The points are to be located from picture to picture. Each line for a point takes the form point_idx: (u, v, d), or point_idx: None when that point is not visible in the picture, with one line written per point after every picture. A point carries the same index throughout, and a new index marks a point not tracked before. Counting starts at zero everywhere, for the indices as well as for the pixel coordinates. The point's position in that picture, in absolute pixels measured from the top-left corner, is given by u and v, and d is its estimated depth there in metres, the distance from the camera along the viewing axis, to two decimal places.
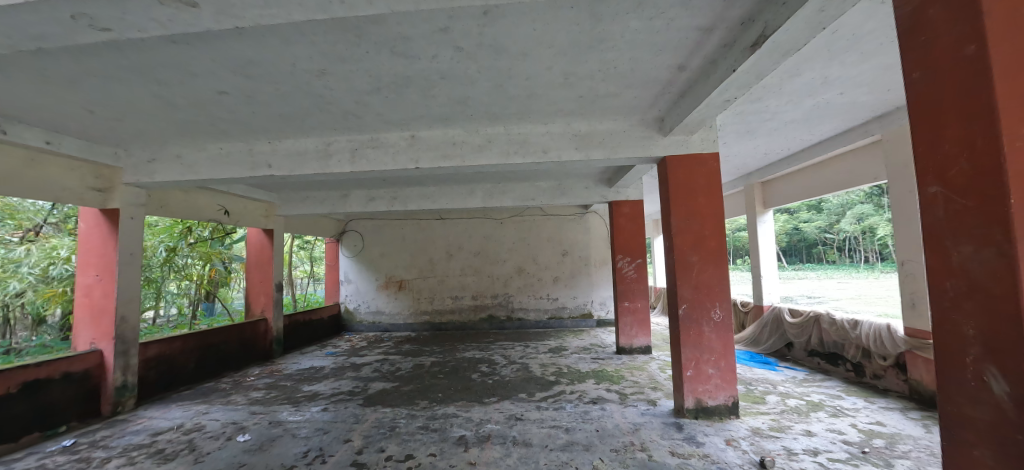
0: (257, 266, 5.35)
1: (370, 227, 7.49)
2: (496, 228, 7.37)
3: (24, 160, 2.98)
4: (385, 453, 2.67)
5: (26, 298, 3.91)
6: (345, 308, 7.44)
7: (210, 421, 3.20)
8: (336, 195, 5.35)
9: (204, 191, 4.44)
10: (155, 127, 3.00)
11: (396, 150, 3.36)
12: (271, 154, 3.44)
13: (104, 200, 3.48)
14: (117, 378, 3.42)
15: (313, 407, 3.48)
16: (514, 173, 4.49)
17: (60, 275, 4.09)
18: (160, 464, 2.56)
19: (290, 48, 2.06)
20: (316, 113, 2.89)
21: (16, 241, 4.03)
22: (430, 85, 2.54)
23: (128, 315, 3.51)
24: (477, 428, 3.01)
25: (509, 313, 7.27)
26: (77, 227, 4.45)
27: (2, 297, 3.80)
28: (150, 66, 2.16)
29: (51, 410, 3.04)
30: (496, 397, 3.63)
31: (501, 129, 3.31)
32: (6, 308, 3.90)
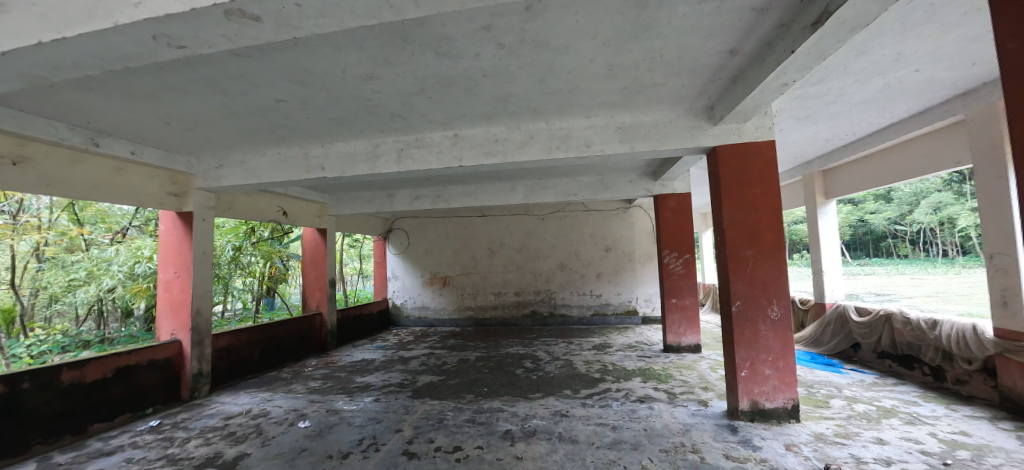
0: (312, 264, 5.66)
1: (415, 225, 7.72)
2: (538, 225, 7.36)
3: (113, 170, 3.33)
4: (434, 444, 2.76)
5: (117, 293, 4.36)
6: (393, 303, 7.73)
7: (274, 408, 3.44)
8: (383, 195, 5.56)
9: (266, 194, 4.76)
10: (222, 136, 3.24)
11: (440, 149, 3.43)
12: (324, 157, 3.62)
13: (180, 203, 3.81)
14: (194, 366, 3.75)
15: (366, 397, 3.65)
16: (556, 169, 4.46)
17: (144, 273, 4.51)
18: (233, 445, 2.79)
19: (341, 55, 2.15)
20: (365, 116, 3.01)
21: (108, 242, 4.53)
22: (473, 84, 2.56)
23: (202, 308, 3.83)
24: (523, 423, 3.03)
25: (552, 309, 7.24)
26: (157, 229, 4.96)
27: (98, 292, 4.26)
28: (218, 78, 2.32)
29: (140, 393, 3.38)
30: (541, 393, 3.64)
31: (544, 124, 3.29)
32: (101, 302, 4.37)
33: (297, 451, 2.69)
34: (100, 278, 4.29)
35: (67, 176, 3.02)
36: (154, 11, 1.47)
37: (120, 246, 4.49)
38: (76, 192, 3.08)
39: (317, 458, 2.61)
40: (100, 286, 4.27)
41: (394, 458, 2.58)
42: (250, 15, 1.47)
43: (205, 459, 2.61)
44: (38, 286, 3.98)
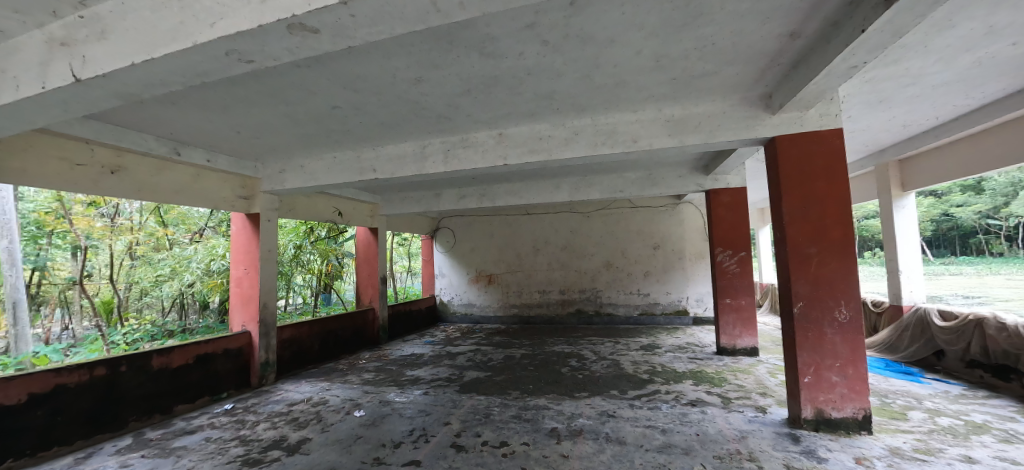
0: (364, 261, 5.94)
1: (461, 224, 7.89)
2: (583, 222, 7.27)
3: (193, 176, 3.66)
4: (481, 438, 2.81)
5: (196, 288, 4.68)
6: (440, 299, 7.95)
7: (332, 397, 3.66)
8: (431, 194, 5.72)
9: (323, 196, 5.05)
10: (284, 142, 3.47)
11: (485, 148, 3.47)
12: (376, 159, 3.78)
13: (248, 206, 4.12)
14: (261, 356, 4.06)
15: (416, 390, 3.79)
16: (601, 165, 4.40)
17: (219, 269, 4.80)
18: (296, 430, 3.00)
19: (390, 60, 2.22)
20: (413, 119, 3.10)
21: (188, 242, 4.97)
22: (517, 82, 2.57)
23: (268, 303, 4.14)
24: (569, 422, 3.02)
25: (597, 308, 7.14)
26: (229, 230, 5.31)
27: (180, 287, 4.62)
28: (279, 89, 2.48)
29: (217, 379, 3.72)
30: (587, 393, 3.61)
31: (589, 120, 3.23)
32: (183, 295, 4.76)
33: (353, 438, 2.85)
34: (182, 274, 4.64)
35: (154, 181, 3.35)
36: (226, 30, 1.59)
37: (199, 246, 4.84)
38: (162, 197, 3.41)
39: (371, 446, 2.74)
40: (182, 281, 4.62)
41: (443, 450, 2.66)
42: (310, 27, 1.55)
43: (272, 441, 2.83)
44: (132, 280, 4.55)
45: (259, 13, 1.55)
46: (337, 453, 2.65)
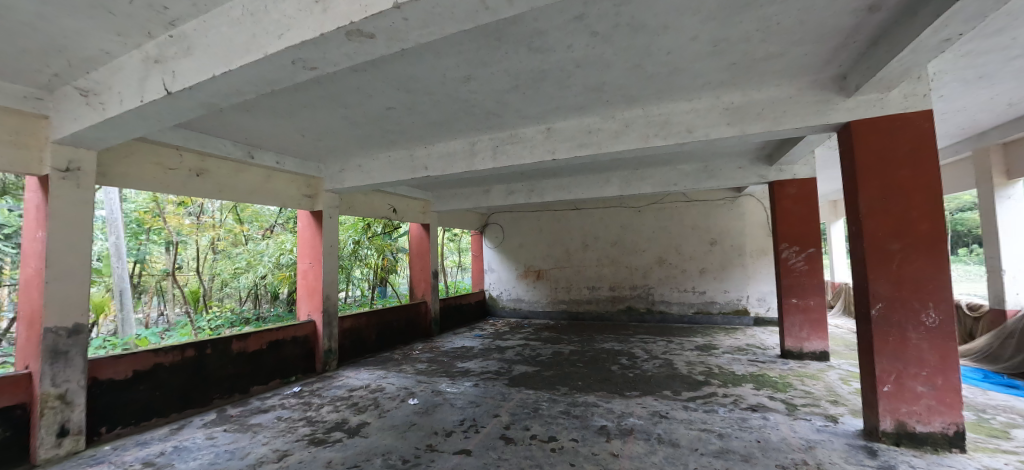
0: (417, 256, 6.17)
1: (509, 220, 7.98)
2: (634, 217, 7.07)
3: (265, 176, 3.96)
4: (530, 432, 2.84)
5: (268, 279, 5.03)
6: (489, 294, 8.11)
7: (388, 384, 3.85)
8: (480, 191, 5.82)
9: (379, 193, 5.28)
10: (344, 144, 3.68)
11: (533, 144, 3.46)
12: (428, 157, 3.90)
13: (312, 204, 4.41)
14: (325, 344, 4.36)
15: (466, 381, 3.90)
16: (654, 158, 4.25)
17: (287, 262, 5.12)
18: (356, 414, 3.20)
19: (441, 60, 2.27)
20: (463, 116, 3.16)
21: (261, 237, 5.36)
22: (566, 76, 2.53)
23: (330, 294, 4.43)
24: (620, 420, 2.98)
25: (649, 306, 6.94)
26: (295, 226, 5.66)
27: (256, 279, 4.98)
28: (339, 93, 2.62)
29: (287, 364, 4.03)
30: (638, 392, 3.53)
31: (640, 111, 3.13)
32: (258, 286, 5.15)
33: (408, 425, 2.98)
34: (256, 267, 4.99)
35: (232, 182, 3.67)
36: (292, 41, 1.70)
37: (270, 241, 5.15)
38: (239, 196, 3.73)
39: (425, 433, 2.86)
40: (256, 274, 4.97)
41: (492, 441, 2.72)
42: (367, 32, 1.62)
43: (335, 423, 3.03)
44: (214, 273, 5.02)
45: (320, 23, 1.64)
46: (393, 438, 2.79)
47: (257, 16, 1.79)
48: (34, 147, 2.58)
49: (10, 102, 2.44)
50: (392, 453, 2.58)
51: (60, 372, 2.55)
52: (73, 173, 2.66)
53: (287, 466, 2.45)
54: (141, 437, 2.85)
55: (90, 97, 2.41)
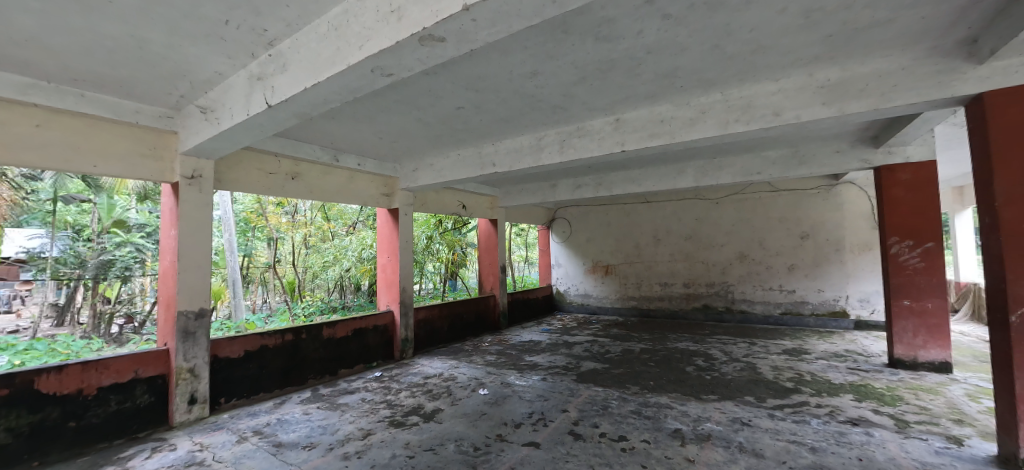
0: (485, 251, 6.32)
1: (576, 214, 7.92)
2: (711, 210, 6.63)
3: (349, 177, 4.30)
4: (599, 430, 2.80)
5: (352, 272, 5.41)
6: (556, 289, 8.12)
7: (460, 374, 4.01)
8: (547, 186, 5.83)
9: (449, 191, 5.49)
10: (419, 144, 3.88)
11: (601, 136, 3.39)
12: (496, 154, 3.98)
13: (389, 202, 4.71)
14: (402, 333, 4.65)
15: (534, 375, 3.94)
16: (735, 145, 3.97)
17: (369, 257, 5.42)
18: (431, 400, 3.37)
19: (507, 58, 2.30)
20: (530, 112, 3.17)
21: (345, 232, 5.81)
22: (636, 64, 2.43)
23: (406, 287, 4.71)
24: (695, 425, 2.82)
25: (729, 305, 6.48)
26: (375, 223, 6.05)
27: (342, 271, 5.43)
28: (413, 96, 2.77)
29: (369, 350, 4.37)
30: (716, 396, 3.32)
31: (718, 96, 2.92)
32: (343, 278, 5.62)
33: (479, 414, 3.09)
34: (341, 260, 5.41)
35: (322, 184, 4.04)
36: (371, 50, 1.82)
37: (352, 237, 5.55)
38: (328, 196, 4.09)
39: (494, 423, 2.94)
40: (341, 267, 5.40)
41: (561, 436, 2.72)
42: (438, 36, 1.69)
43: (412, 408, 3.22)
44: (306, 265, 5.61)
45: (396, 31, 1.73)
46: (465, 426, 2.90)
47: (341, 30, 1.94)
48: (168, 159, 3.06)
49: (149, 121, 2.89)
50: (464, 440, 2.68)
51: (189, 350, 2.99)
52: (196, 179, 3.09)
53: (371, 444, 2.65)
54: (251, 408, 3.25)
55: (208, 114, 2.78)
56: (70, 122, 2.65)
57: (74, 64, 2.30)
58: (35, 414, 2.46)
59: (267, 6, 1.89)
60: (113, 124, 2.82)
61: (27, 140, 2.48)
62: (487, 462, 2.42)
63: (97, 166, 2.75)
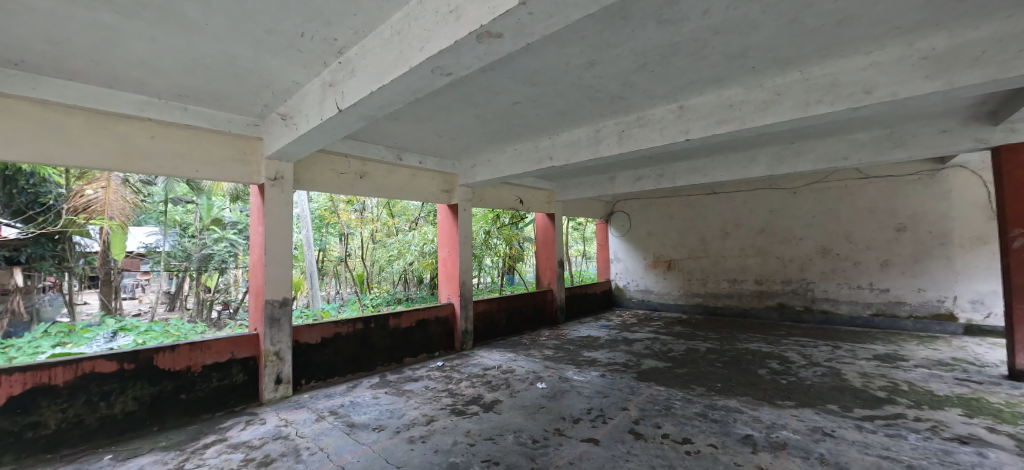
0: (542, 245, 6.33)
1: (636, 207, 7.69)
2: (787, 200, 6.11)
3: (412, 175, 4.50)
4: (662, 430, 2.70)
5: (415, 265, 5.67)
6: (615, 285, 7.95)
7: (518, 367, 4.06)
8: (606, 178, 5.73)
9: (507, 186, 5.57)
10: (478, 141, 3.97)
11: (663, 125, 3.25)
12: (552, 147, 3.97)
13: (449, 198, 4.87)
14: (462, 325, 4.80)
15: (593, 371, 3.89)
16: (816, 127, 3.64)
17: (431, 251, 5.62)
18: (491, 391, 3.45)
19: (564, 49, 2.27)
20: (588, 103, 3.12)
21: (409, 228, 6.08)
22: (702, 46, 2.29)
23: (466, 280, 4.84)
24: (769, 431, 2.64)
25: (808, 304, 5.96)
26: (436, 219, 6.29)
27: (406, 265, 5.71)
28: (471, 94, 2.83)
29: (432, 341, 4.56)
30: (793, 403, 3.07)
31: (796, 75, 2.68)
32: (407, 271, 5.88)
33: (537, 407, 3.11)
34: (405, 255, 5.63)
35: (388, 181, 4.27)
36: (430, 52, 1.88)
37: (414, 232, 5.80)
38: (393, 193, 4.31)
39: (553, 417, 2.94)
40: (405, 261, 5.62)
41: (621, 434, 2.67)
42: (495, 33, 1.70)
43: (472, 397, 3.32)
44: (373, 259, 5.93)
45: (455, 31, 1.78)
46: (523, 418, 2.94)
47: (403, 34, 2.03)
48: (255, 163, 3.39)
49: (239, 129, 3.22)
50: (523, 432, 2.72)
51: (275, 335, 3.31)
52: (279, 180, 3.40)
53: (434, 429, 2.77)
54: (327, 390, 3.53)
55: (288, 120, 3.04)
56: (177, 133, 3.03)
57: (179, 81, 2.62)
58: (154, 386, 2.85)
59: (337, 17, 2.02)
60: (211, 132, 3.17)
61: (144, 150, 2.88)
62: (545, 455, 2.44)
63: (199, 171, 3.12)
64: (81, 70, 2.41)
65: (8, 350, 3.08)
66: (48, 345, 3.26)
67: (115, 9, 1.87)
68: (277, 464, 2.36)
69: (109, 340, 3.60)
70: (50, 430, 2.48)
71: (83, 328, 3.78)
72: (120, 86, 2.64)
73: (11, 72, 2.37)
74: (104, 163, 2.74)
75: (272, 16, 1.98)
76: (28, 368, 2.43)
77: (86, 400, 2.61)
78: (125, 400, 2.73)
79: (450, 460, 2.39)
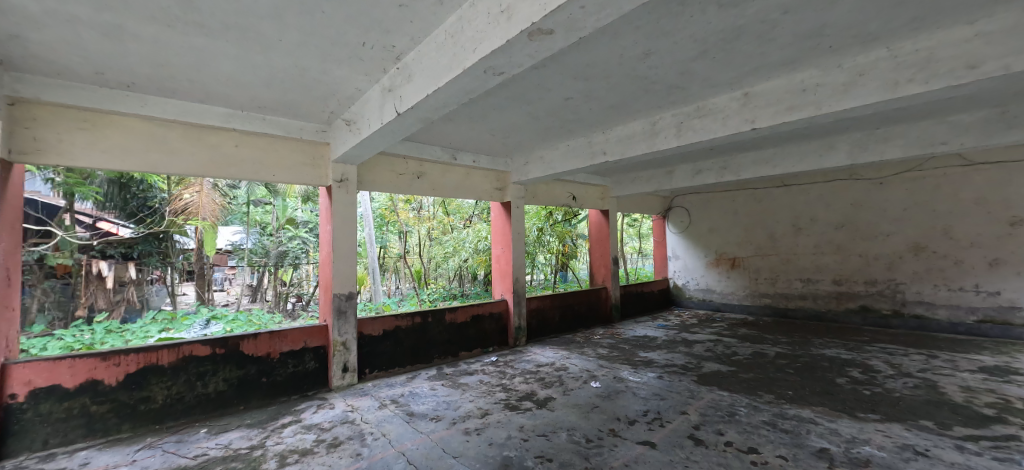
0: (596, 242, 6.22)
1: (697, 202, 7.34)
2: (871, 192, 5.52)
3: (467, 173, 4.62)
4: (724, 438, 2.56)
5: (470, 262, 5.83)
6: (674, 283, 7.66)
7: (572, 365, 4.03)
8: (663, 172, 5.53)
9: (559, 182, 5.54)
10: (530, 138, 3.99)
11: (727, 114, 3.07)
12: (606, 142, 3.90)
13: (502, 196, 4.93)
14: (515, 322, 4.85)
15: (650, 372, 3.77)
16: (908, 109, 3.27)
17: (485, 248, 5.76)
18: (544, 388, 3.46)
19: (618, 41, 2.21)
20: (643, 95, 3.02)
21: (463, 225, 6.26)
22: (770, 27, 2.13)
23: (519, 277, 4.89)
24: (848, 446, 2.41)
25: (897, 308, 5.36)
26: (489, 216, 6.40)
27: (461, 262, 5.89)
28: (524, 91, 2.85)
29: (486, 336, 4.66)
30: (878, 416, 2.78)
31: (882, 52, 2.43)
32: (462, 267, 6.08)
33: (591, 406, 3.07)
34: (460, 251, 5.85)
35: (444, 181, 4.41)
36: (483, 52, 1.92)
37: (469, 230, 5.95)
38: (449, 191, 4.45)
39: (607, 417, 2.89)
40: (460, 257, 5.84)
41: (679, 439, 2.56)
42: (546, 29, 1.70)
43: (526, 393, 3.35)
44: (429, 256, 6.18)
45: (506, 30, 1.80)
46: (577, 416, 2.92)
47: (456, 37, 2.08)
48: (323, 166, 3.64)
49: (309, 135, 3.48)
50: (576, 431, 2.70)
51: (342, 326, 3.55)
52: (344, 182, 3.63)
53: (489, 423, 2.83)
54: (389, 380, 3.73)
55: (352, 125, 3.24)
56: (257, 140, 3.33)
57: (257, 94, 2.88)
58: (240, 370, 3.16)
59: (395, 24, 2.12)
60: (285, 139, 3.45)
61: (230, 157, 3.20)
62: (600, 455, 2.40)
63: (276, 175, 3.41)
64: (179, 88, 2.72)
65: (125, 334, 3.56)
66: (156, 330, 3.72)
67: (204, 32, 2.09)
68: (345, 447, 2.53)
69: (203, 327, 4.05)
70: (158, 404, 2.84)
71: (183, 316, 4.28)
72: (209, 101, 2.95)
73: (125, 93, 2.73)
74: (198, 170, 3.08)
75: (337, 28, 2.11)
76: (140, 350, 2.80)
77: (186, 379, 2.95)
78: (217, 380, 3.06)
79: (504, 454, 2.43)
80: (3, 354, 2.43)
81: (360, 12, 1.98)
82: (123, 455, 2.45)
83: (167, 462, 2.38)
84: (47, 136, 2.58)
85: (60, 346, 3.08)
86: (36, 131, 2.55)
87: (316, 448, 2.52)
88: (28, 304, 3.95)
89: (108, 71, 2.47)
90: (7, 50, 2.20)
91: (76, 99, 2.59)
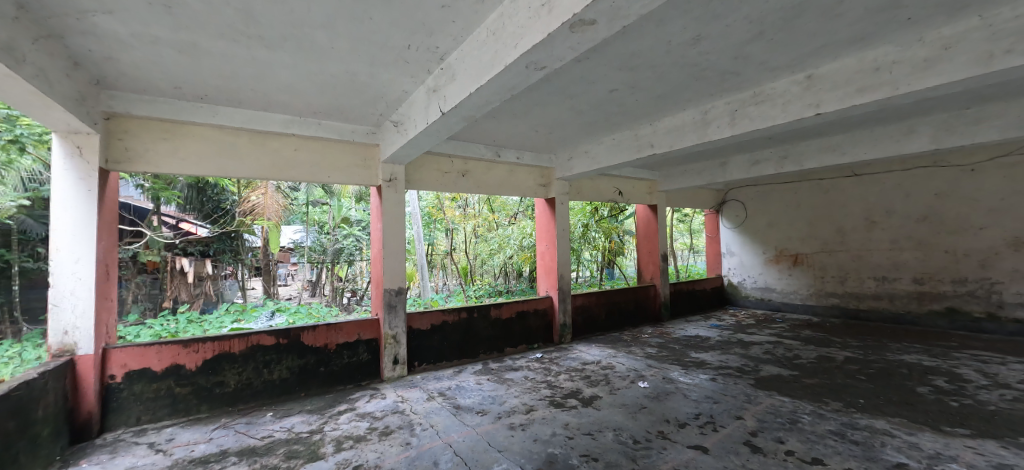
0: (644, 238, 6.04)
1: (754, 195, 6.94)
2: (960, 180, 4.95)
3: (511, 170, 4.64)
4: (785, 446, 2.41)
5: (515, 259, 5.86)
6: (728, 281, 7.31)
7: (618, 364, 3.95)
8: (716, 164, 5.30)
9: (605, 177, 5.45)
10: (576, 133, 3.95)
11: (787, 99, 2.87)
12: (654, 134, 3.78)
13: (546, 192, 4.92)
14: (560, 319, 4.83)
15: (702, 374, 3.61)
16: (1007, 84, 2.90)
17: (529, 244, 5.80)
18: (590, 386, 3.41)
19: (667, 27, 2.12)
20: (693, 84, 2.90)
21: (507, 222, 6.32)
22: (835, 3, 1.96)
23: (564, 274, 4.85)
24: (931, 463, 2.18)
25: (992, 310, 4.78)
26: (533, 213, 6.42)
27: (506, 258, 5.93)
28: (568, 85, 2.82)
29: (532, 333, 4.67)
30: (968, 431, 2.49)
31: (973, 21, 2.18)
32: (507, 264, 6.13)
33: (638, 406, 3.00)
34: (505, 248, 5.90)
35: (488, 178, 4.46)
36: (524, 48, 1.91)
37: (513, 227, 5.99)
38: (494, 188, 4.50)
39: (656, 419, 2.81)
40: (505, 254, 5.90)
41: (734, 445, 2.44)
42: (588, 19, 1.67)
43: (571, 391, 3.32)
44: (474, 253, 6.29)
45: (547, 24, 1.78)
46: (624, 416, 2.86)
47: (498, 34, 2.09)
48: (373, 167, 3.79)
49: (361, 137, 3.64)
50: (623, 431, 2.64)
51: (392, 320, 3.70)
52: (393, 181, 3.78)
53: (534, 419, 2.84)
54: (437, 373, 3.84)
55: (399, 126, 3.35)
56: (314, 145, 3.54)
57: (314, 100, 3.06)
58: (301, 359, 3.38)
59: (438, 26, 2.16)
60: (339, 142, 3.64)
61: (290, 162, 3.42)
62: (648, 457, 2.34)
63: (331, 176, 3.60)
64: (245, 98, 2.94)
65: (204, 323, 3.92)
66: (230, 320, 4.08)
67: (266, 44, 2.24)
68: (396, 436, 2.64)
69: (269, 318, 4.39)
70: (231, 388, 3.11)
71: (252, 308, 4.68)
72: (271, 109, 3.17)
73: (199, 105, 3.00)
74: (264, 173, 3.33)
75: (384, 33, 2.19)
76: (215, 339, 3.07)
77: (255, 366, 3.20)
78: (281, 368, 3.30)
79: (549, 450, 2.42)
80: (103, 340, 2.74)
81: (406, 15, 2.04)
82: (202, 433, 2.71)
83: (239, 441, 2.60)
84: (136, 145, 2.89)
85: (150, 334, 3.45)
86: (127, 142, 2.86)
87: (369, 435, 2.64)
88: (125, 296, 4.45)
89: (185, 86, 2.72)
90: (103, 71, 2.48)
91: (159, 112, 2.88)
